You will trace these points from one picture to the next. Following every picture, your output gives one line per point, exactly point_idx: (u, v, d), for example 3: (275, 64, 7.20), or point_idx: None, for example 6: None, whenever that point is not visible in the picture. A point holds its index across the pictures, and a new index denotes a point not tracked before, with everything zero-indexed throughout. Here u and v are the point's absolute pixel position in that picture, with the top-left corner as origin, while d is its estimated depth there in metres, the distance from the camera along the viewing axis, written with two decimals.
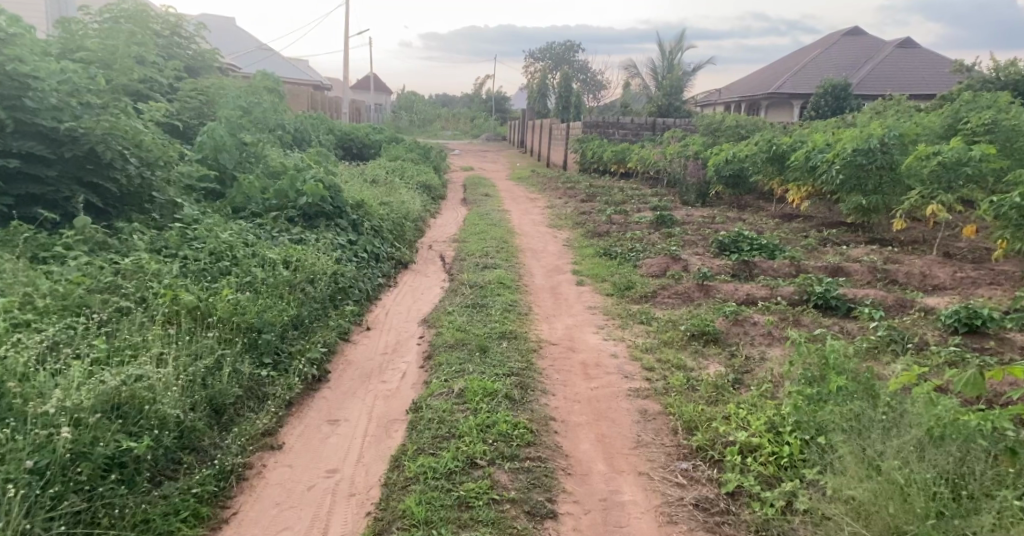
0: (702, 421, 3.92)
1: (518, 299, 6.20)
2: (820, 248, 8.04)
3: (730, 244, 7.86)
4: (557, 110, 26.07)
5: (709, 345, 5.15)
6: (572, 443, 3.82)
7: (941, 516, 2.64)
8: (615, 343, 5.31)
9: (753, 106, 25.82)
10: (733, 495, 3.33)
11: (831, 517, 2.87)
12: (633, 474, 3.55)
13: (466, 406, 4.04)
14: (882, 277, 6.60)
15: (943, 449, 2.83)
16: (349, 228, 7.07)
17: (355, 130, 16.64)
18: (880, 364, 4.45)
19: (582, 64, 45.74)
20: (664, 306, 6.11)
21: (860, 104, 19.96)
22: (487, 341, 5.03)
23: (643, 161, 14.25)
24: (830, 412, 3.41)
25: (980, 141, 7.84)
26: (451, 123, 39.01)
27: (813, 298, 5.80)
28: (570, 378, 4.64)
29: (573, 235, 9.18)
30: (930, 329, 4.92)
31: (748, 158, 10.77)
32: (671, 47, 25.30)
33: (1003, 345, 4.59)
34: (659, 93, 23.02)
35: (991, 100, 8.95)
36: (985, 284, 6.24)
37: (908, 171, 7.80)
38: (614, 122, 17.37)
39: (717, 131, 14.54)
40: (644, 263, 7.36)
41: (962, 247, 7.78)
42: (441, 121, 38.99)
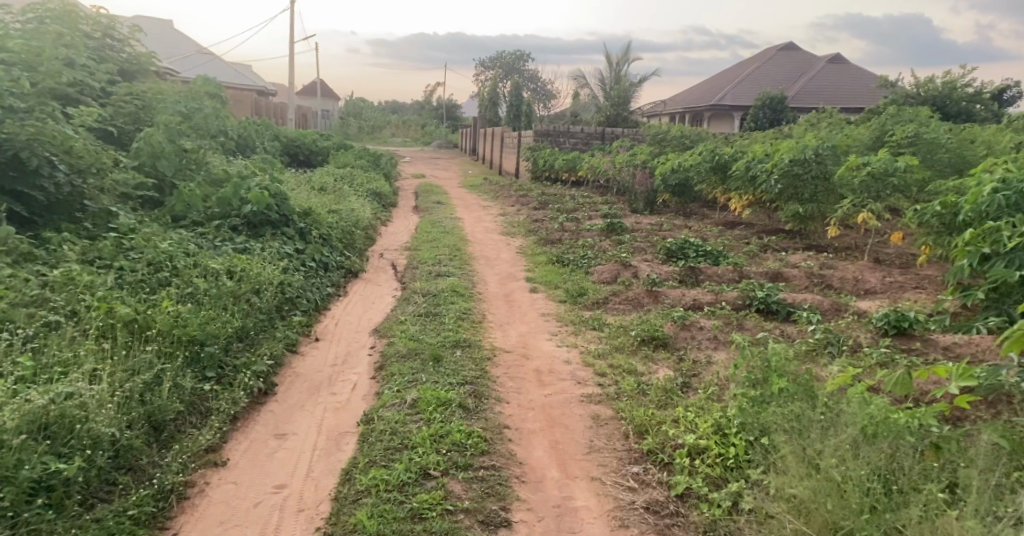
0: (652, 425, 4.02)
1: (471, 307, 6.23)
2: (761, 254, 8.34)
3: (677, 250, 8.07)
4: (507, 118, 26.22)
5: (658, 349, 5.28)
6: (525, 450, 3.86)
7: (875, 511, 2.75)
8: (568, 350, 5.38)
9: (696, 117, 26.56)
10: (683, 497, 3.43)
11: (775, 515, 2.97)
12: (586, 479, 3.61)
13: (419, 417, 4.03)
14: (819, 282, 6.89)
15: (876, 446, 2.98)
16: (296, 236, 6.97)
17: (302, 137, 16.38)
18: (818, 366, 4.66)
19: (531, 74, 46.11)
20: (615, 312, 6.23)
21: (796, 116, 20.75)
22: (439, 350, 5.04)
23: (593, 169, 14.48)
24: (772, 414, 3.55)
25: (904, 152, 8.27)
26: (401, 130, 38.73)
27: (755, 303, 6.02)
28: (524, 385, 4.69)
29: (526, 243, 9.26)
30: (863, 331, 5.17)
31: (693, 167, 11.07)
32: (618, 58, 25.79)
33: (928, 345, 4.85)
34: (608, 103, 23.42)
35: (915, 114, 9.46)
36: (911, 288, 6.58)
37: (841, 181, 8.17)
38: (564, 131, 17.60)
39: (663, 141, 14.89)
40: (595, 270, 7.48)
41: (890, 253, 8.19)
42: (390, 128, 38.65)
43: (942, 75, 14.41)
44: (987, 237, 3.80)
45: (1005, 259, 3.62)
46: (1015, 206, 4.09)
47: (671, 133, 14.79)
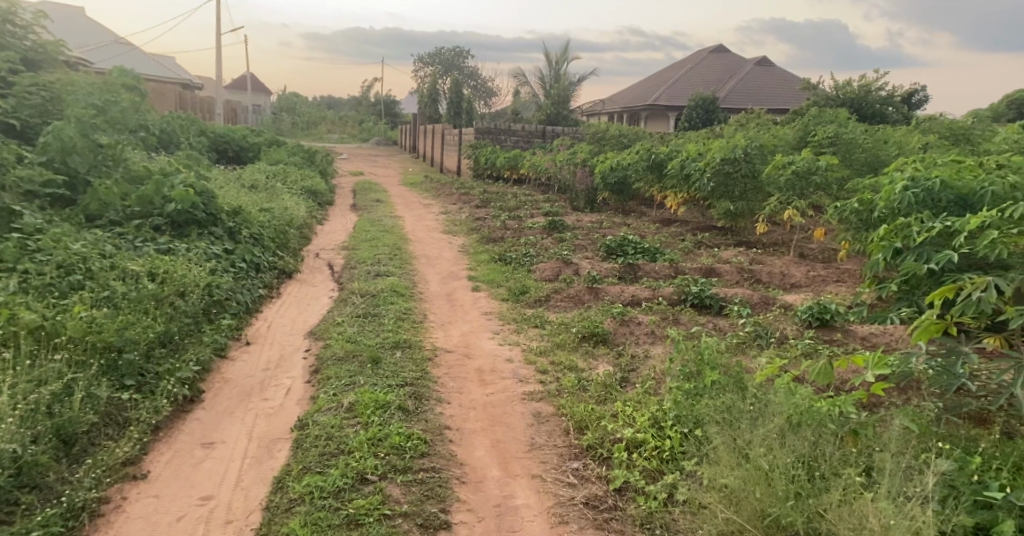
0: (592, 420, 4.06)
1: (412, 307, 6.16)
2: (695, 250, 8.57)
3: (616, 247, 8.19)
4: (447, 116, 26.07)
5: (598, 345, 5.34)
6: (466, 450, 3.84)
7: (800, 497, 2.84)
8: (510, 348, 5.38)
9: (633, 117, 27.07)
10: (621, 490, 3.47)
11: (707, 506, 3.02)
12: (526, 477, 3.62)
13: (356, 420, 3.95)
14: (749, 276, 7.12)
15: (801, 435, 3.10)
16: (224, 236, 6.72)
17: (232, 133, 15.84)
18: (748, 357, 4.81)
19: (470, 71, 46.07)
20: (557, 309, 6.27)
21: (727, 117, 21.43)
22: (377, 352, 4.95)
23: (534, 167, 14.54)
24: (705, 406, 3.64)
25: (825, 152, 8.64)
26: (336, 126, 37.92)
27: (689, 298, 6.17)
28: (465, 385, 4.66)
29: (468, 241, 9.22)
30: (790, 323, 5.37)
31: (631, 166, 11.26)
32: (557, 58, 25.95)
33: (848, 336, 5.08)
34: (548, 102, 23.58)
35: (833, 115, 9.91)
36: (833, 281, 6.89)
37: (768, 179, 8.47)
38: (505, 130, 17.64)
39: (602, 140, 15.10)
40: (537, 268, 7.52)
41: (814, 249, 8.55)
42: (326, 123, 37.81)
43: (859, 79, 15.15)
44: (899, 232, 3.99)
45: (914, 253, 3.80)
46: (923, 202, 4.31)
47: (610, 132, 15.01)
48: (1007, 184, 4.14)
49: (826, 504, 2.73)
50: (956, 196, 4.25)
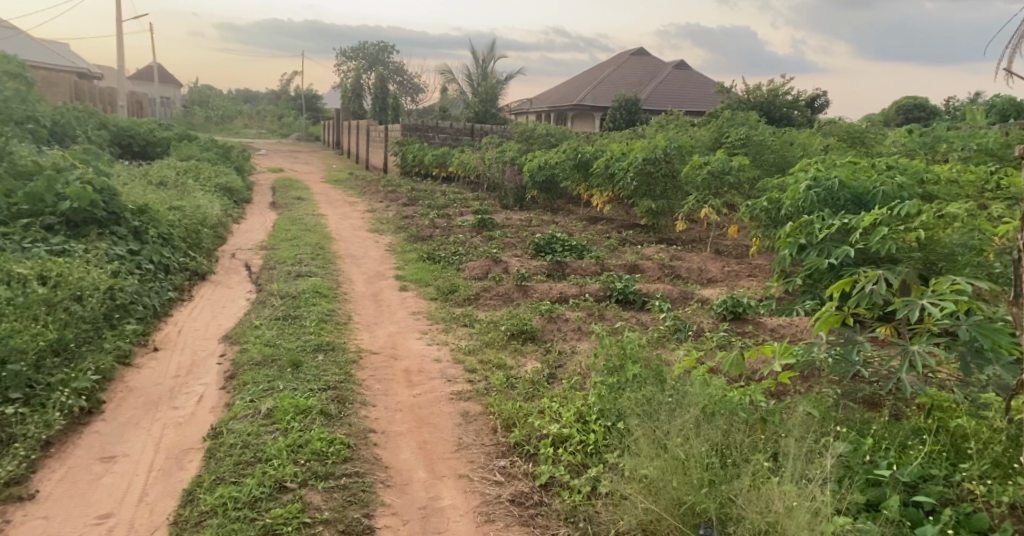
0: (520, 418, 4.09)
1: (335, 308, 6.02)
2: (620, 247, 8.77)
3: (545, 246, 8.27)
4: (372, 112, 25.67)
5: (526, 343, 5.39)
6: (391, 453, 3.79)
7: (713, 484, 2.94)
8: (438, 348, 5.34)
9: (559, 116, 27.43)
10: (546, 486, 3.50)
11: (628, 497, 3.08)
12: (453, 477, 3.60)
13: (274, 427, 3.82)
14: (670, 272, 7.35)
15: (714, 425, 3.22)
16: (129, 236, 6.38)
17: (138, 126, 15.05)
18: (668, 350, 4.97)
19: (395, 67, 45.45)
20: (486, 307, 6.28)
21: (649, 118, 22.03)
22: (298, 355, 4.81)
23: (461, 165, 14.49)
24: (627, 399, 3.74)
25: (738, 153, 9.02)
26: (254, 121, 36.58)
27: (615, 294, 6.31)
28: (391, 387, 4.60)
29: (395, 240, 9.10)
30: (707, 317, 5.58)
31: (558, 165, 11.40)
32: (484, 55, 25.86)
33: (759, 328, 5.33)
34: (475, 100, 23.56)
35: (745, 117, 10.36)
36: (746, 276, 7.20)
37: (687, 178, 8.76)
38: (432, 127, 17.52)
39: (530, 138, 15.21)
40: (466, 266, 7.50)
41: (729, 245, 8.92)
42: (244, 118, 36.43)
43: (768, 83, 15.90)
44: (803, 230, 4.20)
45: (817, 248, 4.00)
46: (824, 201, 4.57)
47: (538, 131, 15.12)
48: (896, 184, 4.44)
49: (736, 490, 2.84)
50: (852, 196, 4.53)
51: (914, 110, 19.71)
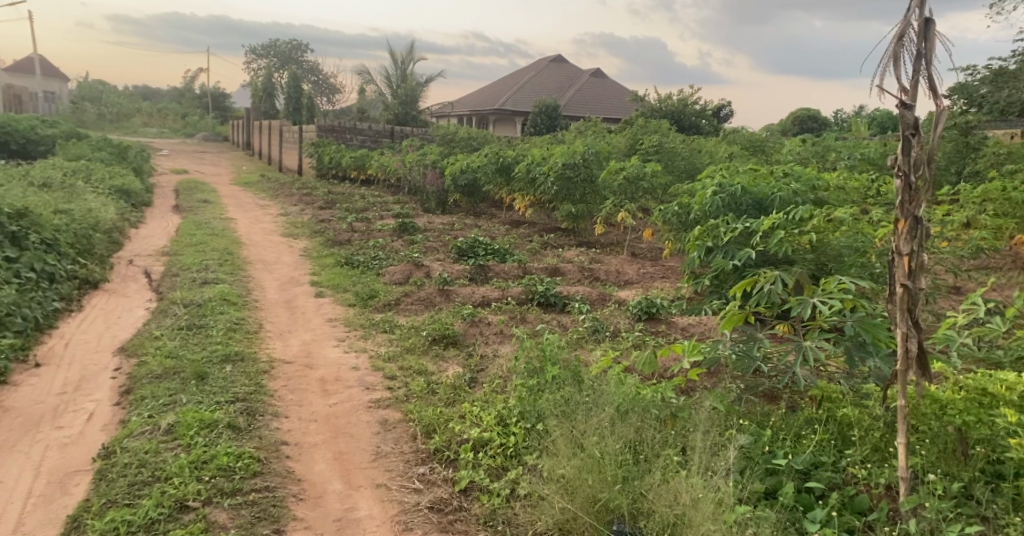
0: (440, 423, 4.06)
1: (245, 316, 5.78)
2: (541, 250, 8.85)
3: (467, 249, 8.24)
4: (284, 111, 24.79)
5: (448, 347, 5.35)
6: (305, 465, 3.67)
7: (626, 480, 3.00)
8: (356, 355, 5.22)
9: (480, 120, 27.49)
10: (465, 491, 3.48)
11: (546, 497, 3.09)
12: (370, 487, 3.52)
13: (176, 443, 3.62)
14: (589, 275, 7.49)
15: (628, 423, 3.30)
16: (5, 242, 5.93)
17: (18, 124, 14.00)
18: (586, 351, 5.06)
19: (310, 66, 44.21)
20: (407, 313, 6.20)
21: (567, 124, 22.43)
22: (202, 367, 4.58)
23: (382, 167, 14.28)
24: (546, 401, 3.78)
25: (652, 159, 9.33)
26: (155, 119, 34.65)
27: (536, 297, 6.36)
28: (306, 397, 4.46)
29: (311, 244, 8.85)
30: (623, 317, 5.73)
31: (480, 168, 11.42)
32: (403, 57, 25.52)
33: (672, 328, 5.51)
34: (394, 101, 23.25)
35: (657, 126, 10.74)
36: (660, 277, 7.44)
37: (605, 183, 8.97)
38: (351, 128, 17.19)
39: (451, 142, 15.17)
40: (387, 271, 7.38)
41: (644, 248, 9.19)
42: (142, 116, 34.42)
43: (678, 93, 16.54)
44: (709, 233, 4.37)
45: (722, 250, 4.14)
46: (728, 206, 4.79)
47: (460, 134, 15.11)
48: (792, 190, 4.72)
49: (648, 485, 2.91)
50: (753, 201, 4.78)
51: (808, 121, 21.02)
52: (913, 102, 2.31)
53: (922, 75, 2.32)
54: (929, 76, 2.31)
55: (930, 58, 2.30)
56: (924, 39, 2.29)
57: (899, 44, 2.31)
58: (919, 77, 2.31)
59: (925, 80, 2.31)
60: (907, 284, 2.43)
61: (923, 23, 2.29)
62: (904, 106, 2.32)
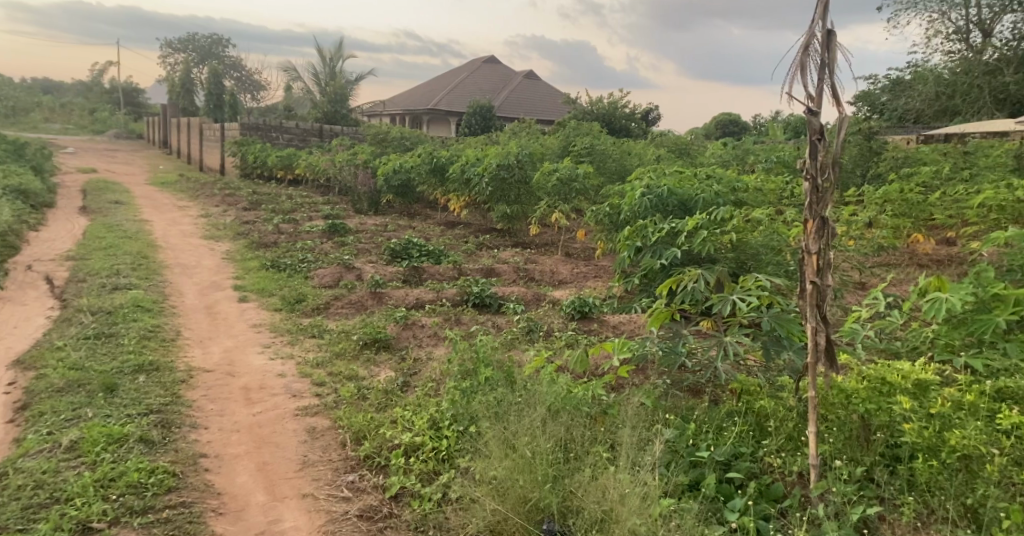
0: (370, 429, 3.96)
1: (160, 323, 5.50)
2: (476, 252, 8.81)
3: (401, 251, 8.11)
4: (204, 109, 23.72)
5: (380, 352, 5.24)
6: (226, 478, 3.51)
7: (556, 480, 2.99)
8: (282, 362, 5.04)
9: (414, 120, 27.19)
10: (396, 497, 3.40)
11: (477, 500, 3.03)
12: (296, 498, 3.40)
13: (79, 461, 3.40)
14: (524, 275, 7.50)
15: (559, 423, 3.30)
16: None
17: None
18: (520, 351, 5.06)
19: (232, 62, 42.57)
20: (337, 317, 6.04)
21: (501, 125, 22.48)
22: (111, 378, 4.32)
23: (310, 168, 13.91)
24: (478, 403, 3.74)
25: (584, 161, 9.43)
26: (58, 115, 32.57)
27: (472, 298, 6.31)
28: (227, 406, 4.28)
29: (234, 247, 8.50)
30: (558, 317, 5.77)
31: (413, 169, 11.27)
32: (332, 54, 24.93)
33: (604, 326, 5.58)
34: (323, 100, 22.71)
35: (589, 128, 10.88)
36: (593, 277, 7.54)
37: (539, 185, 9.01)
38: (277, 127, 16.68)
39: (382, 141, 14.93)
40: (316, 274, 7.18)
41: (578, 248, 9.29)
42: (43, 112, 32.28)
43: (609, 96, 16.86)
44: (638, 233, 4.41)
45: (651, 250, 4.18)
46: (656, 206, 4.88)
47: (392, 133, 14.87)
48: (714, 192, 4.86)
49: (578, 483, 2.91)
50: (678, 202, 4.88)
51: (730, 126, 21.82)
52: (819, 108, 2.40)
53: (826, 84, 2.41)
54: (833, 84, 2.40)
55: (833, 68, 2.39)
56: (827, 49, 2.38)
57: (805, 54, 2.40)
58: (823, 85, 2.40)
59: (829, 88, 2.41)
60: (816, 281, 2.52)
61: (826, 34, 2.38)
62: (810, 113, 2.41)
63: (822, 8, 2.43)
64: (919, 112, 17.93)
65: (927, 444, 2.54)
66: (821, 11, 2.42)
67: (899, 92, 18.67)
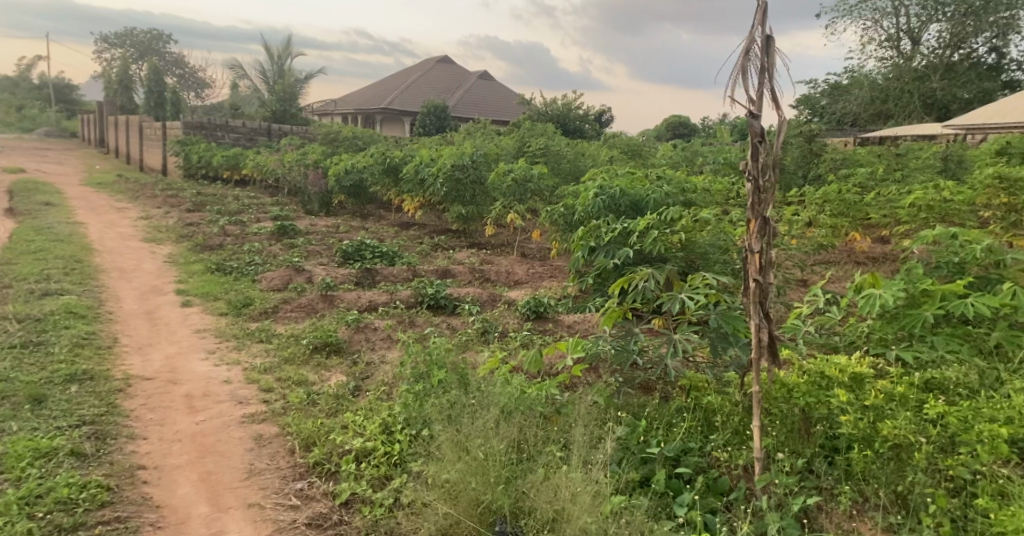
0: (320, 435, 3.86)
1: (95, 330, 5.26)
2: (431, 253, 8.72)
3: (353, 252, 7.96)
4: (144, 107, 22.89)
5: (331, 356, 5.13)
6: (166, 490, 3.37)
7: (508, 482, 2.95)
8: (228, 368, 4.88)
9: (366, 120, 26.81)
10: (346, 504, 3.32)
11: (429, 504, 2.97)
12: (241, 508, 3.28)
13: (3, 478, 3.22)
14: (479, 276, 7.45)
15: (513, 423, 3.29)
16: None
17: None
18: (474, 352, 5.01)
19: (174, 58, 41.26)
20: (286, 321, 5.88)
21: (456, 125, 22.36)
22: (39, 390, 4.10)
23: (258, 167, 13.58)
24: (430, 406, 3.69)
25: (539, 161, 9.44)
26: None
27: (426, 300, 6.23)
28: (168, 415, 4.11)
29: (177, 250, 8.22)
30: (513, 317, 5.74)
31: (365, 169, 11.09)
32: (279, 52, 24.40)
33: (558, 326, 5.58)
34: (271, 98, 22.21)
35: (544, 129, 10.90)
36: (548, 277, 7.54)
37: (494, 185, 8.98)
38: (222, 126, 16.24)
39: (334, 141, 14.67)
40: (264, 277, 6.99)
41: (533, 248, 9.29)
42: None
43: (563, 98, 16.96)
44: (592, 233, 4.41)
45: (604, 249, 4.18)
46: (609, 207, 4.90)
47: (343, 133, 14.61)
48: (664, 193, 4.92)
49: (531, 483, 2.89)
50: (630, 202, 4.91)
51: (680, 127, 22.20)
52: (759, 111, 2.44)
53: (766, 87, 2.45)
54: (772, 88, 2.44)
55: (772, 72, 2.43)
56: (766, 54, 2.42)
57: (745, 58, 2.43)
58: (763, 89, 2.43)
59: (768, 91, 2.45)
60: (759, 279, 2.56)
61: (765, 39, 2.42)
62: (751, 115, 2.44)
63: (761, 14, 2.47)
64: (856, 115, 18.58)
65: (862, 435, 2.61)
66: (760, 16, 2.46)
67: (837, 96, 19.28)
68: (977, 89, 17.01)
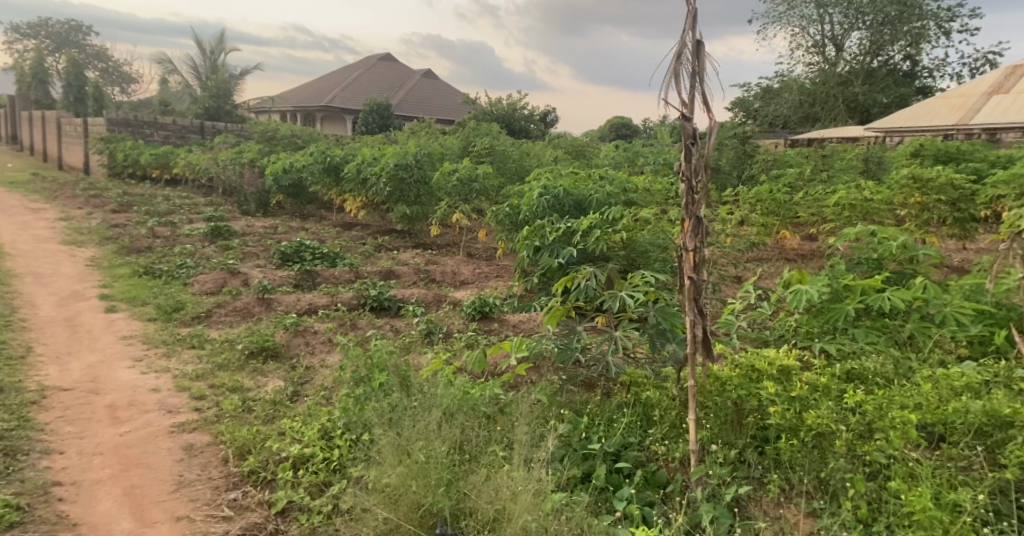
0: (256, 443, 3.72)
1: (7, 340, 4.95)
2: (374, 254, 8.57)
3: (292, 255, 7.74)
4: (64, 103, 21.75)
5: (268, 361, 4.96)
6: (85, 506, 3.18)
7: (449, 483, 2.90)
8: (156, 376, 4.66)
9: (307, 118, 26.20)
10: (283, 512, 3.21)
11: (368, 509, 2.89)
12: (169, 522, 3.13)
13: None
14: (424, 277, 7.36)
15: (455, 424, 3.24)
16: None
17: None
18: (418, 354, 4.93)
19: (97, 51, 39.40)
20: (220, 325, 5.67)
21: (399, 124, 22.09)
22: None
23: (190, 166, 13.09)
24: (370, 409, 3.61)
25: (484, 161, 9.39)
26: None
27: (369, 302, 6.10)
28: (89, 428, 3.89)
29: (100, 253, 7.82)
30: (458, 318, 5.68)
31: (304, 169, 10.82)
32: (212, 47, 23.60)
33: (503, 326, 5.55)
34: (204, 94, 21.46)
35: (489, 128, 10.85)
36: (494, 277, 7.50)
37: (438, 185, 8.88)
38: (149, 123, 15.59)
39: (272, 139, 14.28)
40: (197, 281, 6.72)
41: (478, 248, 9.24)
42: None
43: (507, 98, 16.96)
44: (536, 233, 4.39)
45: (548, 249, 4.17)
46: (553, 207, 4.90)
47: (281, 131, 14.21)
48: (607, 193, 4.96)
49: (472, 484, 2.85)
50: (574, 203, 4.92)
51: (622, 128, 22.52)
52: (692, 114, 2.47)
53: (697, 91, 2.48)
54: (703, 91, 2.47)
55: (703, 75, 2.46)
56: (697, 58, 2.45)
57: (677, 62, 2.45)
58: (695, 92, 2.46)
59: (700, 94, 2.48)
60: (693, 277, 2.58)
61: (696, 43, 2.45)
62: (684, 118, 2.47)
63: (692, 19, 2.50)
64: (786, 118, 19.23)
65: (790, 425, 2.67)
66: (691, 21, 2.49)
67: (769, 99, 19.83)
68: (895, 94, 17.91)
